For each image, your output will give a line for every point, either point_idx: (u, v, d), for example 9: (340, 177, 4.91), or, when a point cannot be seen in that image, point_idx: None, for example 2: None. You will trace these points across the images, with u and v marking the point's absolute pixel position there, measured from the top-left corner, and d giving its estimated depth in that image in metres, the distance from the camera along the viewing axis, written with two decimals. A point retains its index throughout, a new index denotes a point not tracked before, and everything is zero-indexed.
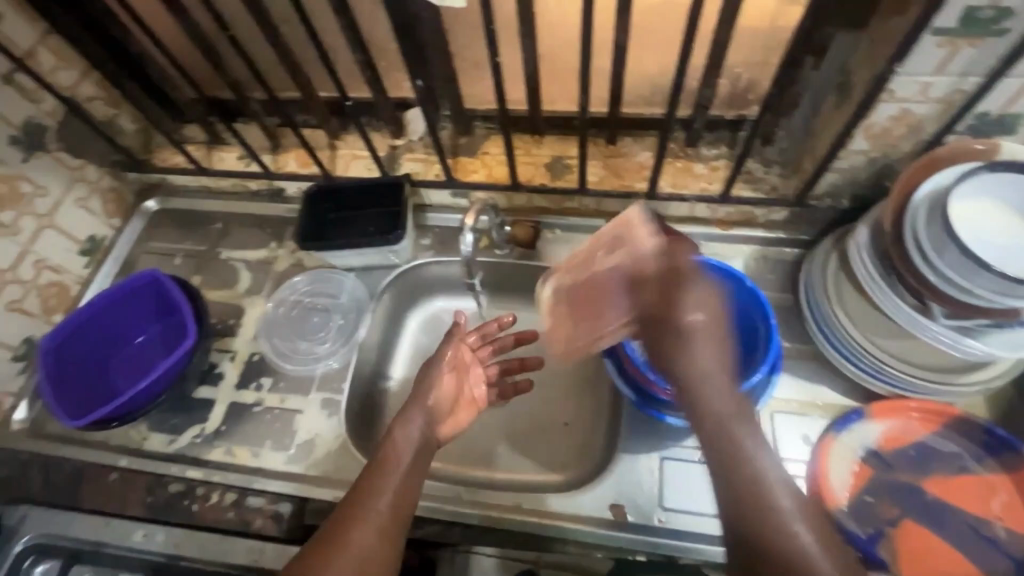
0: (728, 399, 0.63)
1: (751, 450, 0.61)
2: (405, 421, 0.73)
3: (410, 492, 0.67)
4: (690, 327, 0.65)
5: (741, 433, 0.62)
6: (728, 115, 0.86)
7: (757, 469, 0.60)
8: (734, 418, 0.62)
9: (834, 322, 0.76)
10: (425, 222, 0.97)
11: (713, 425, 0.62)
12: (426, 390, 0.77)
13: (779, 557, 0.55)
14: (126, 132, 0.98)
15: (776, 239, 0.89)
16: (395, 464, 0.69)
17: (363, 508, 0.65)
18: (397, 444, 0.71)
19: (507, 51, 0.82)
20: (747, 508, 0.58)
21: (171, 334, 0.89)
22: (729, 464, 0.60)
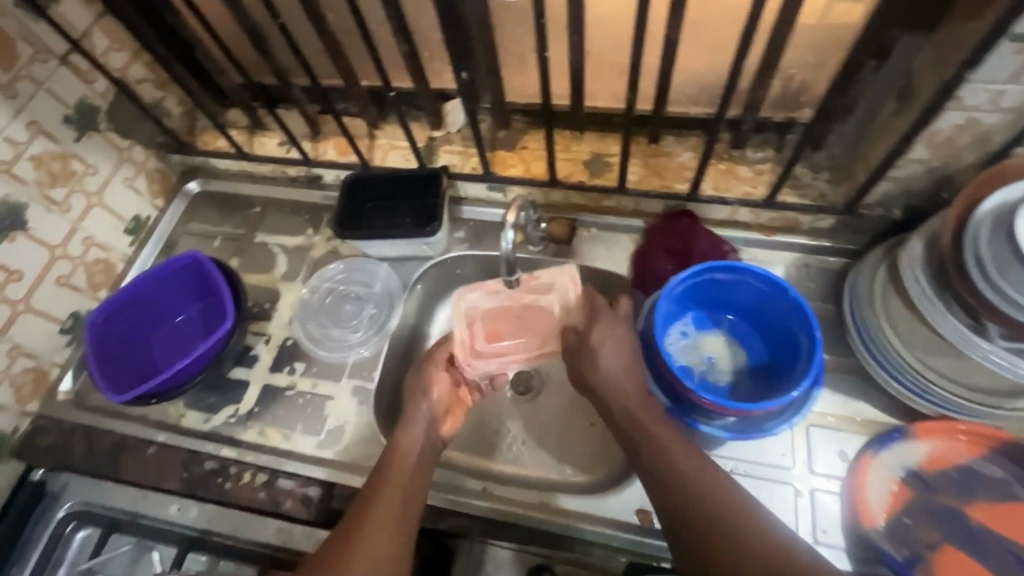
0: (653, 424, 0.68)
1: (687, 466, 0.65)
2: (411, 424, 0.73)
3: (416, 492, 0.67)
4: (593, 353, 0.73)
5: (675, 452, 0.65)
6: (777, 117, 0.83)
7: (694, 482, 0.63)
8: (664, 437, 0.67)
9: (881, 337, 0.73)
10: (460, 214, 0.97)
11: (646, 447, 0.67)
12: (425, 392, 0.76)
13: (715, 550, 0.60)
14: (172, 115, 1.00)
15: (820, 248, 0.86)
16: (404, 465, 0.69)
17: (378, 507, 0.65)
18: (401, 446, 0.71)
19: (553, 45, 0.81)
20: (688, 520, 0.62)
21: (210, 315, 0.91)
22: (668, 482, 0.64)
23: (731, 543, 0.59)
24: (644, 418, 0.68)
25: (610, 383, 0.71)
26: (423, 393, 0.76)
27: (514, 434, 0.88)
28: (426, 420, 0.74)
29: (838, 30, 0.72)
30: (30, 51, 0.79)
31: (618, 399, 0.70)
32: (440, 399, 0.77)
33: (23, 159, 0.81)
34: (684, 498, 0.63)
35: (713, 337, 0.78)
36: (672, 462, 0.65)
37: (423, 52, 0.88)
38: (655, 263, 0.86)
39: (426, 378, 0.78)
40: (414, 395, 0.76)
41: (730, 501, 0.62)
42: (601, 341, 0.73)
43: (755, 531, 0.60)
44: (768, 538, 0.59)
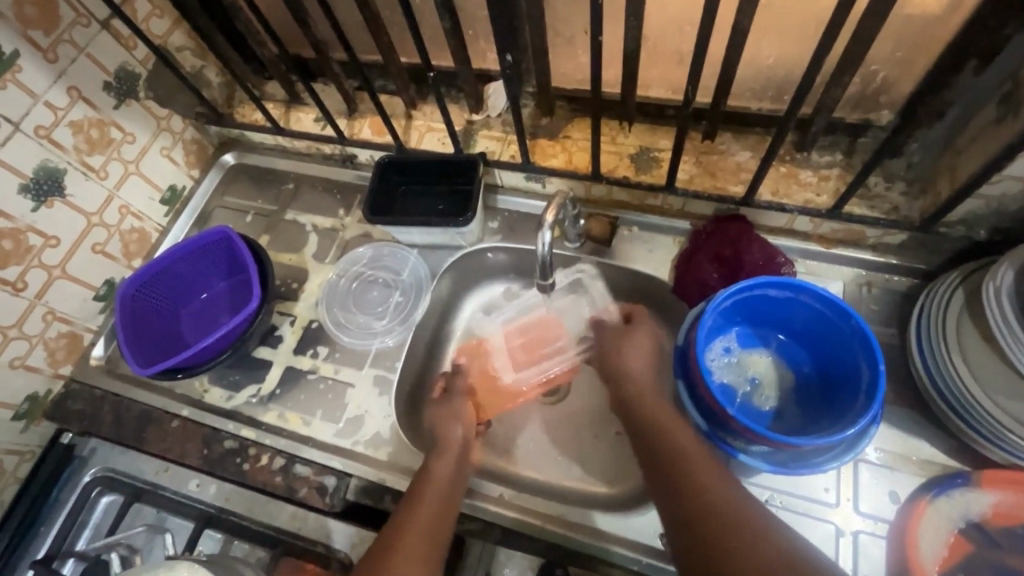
0: (669, 426, 0.63)
1: (701, 471, 0.59)
2: (445, 452, 0.70)
3: (444, 526, 0.63)
4: (625, 350, 0.72)
5: (692, 456, 0.60)
6: (850, 118, 0.76)
7: (707, 488, 0.57)
8: (678, 439, 0.62)
9: (950, 372, 0.66)
10: (496, 204, 0.93)
11: (659, 448, 0.62)
12: (452, 418, 0.73)
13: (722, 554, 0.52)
14: (211, 85, 0.98)
15: (886, 265, 0.79)
16: (436, 497, 0.65)
17: (407, 539, 0.60)
18: (433, 476, 0.67)
19: (609, 28, 0.76)
20: (694, 527, 0.55)
21: (238, 294, 0.91)
22: (678, 486, 0.58)
23: (740, 557, 0.52)
24: (662, 421, 0.64)
25: (634, 381, 0.69)
26: (454, 417, 0.73)
27: (536, 438, 0.85)
28: (459, 448, 0.70)
29: (936, 23, 0.63)
30: (72, 15, 0.78)
31: (639, 397, 0.68)
32: (465, 432, 0.72)
33: (63, 125, 0.80)
34: (693, 504, 0.57)
35: (759, 356, 0.73)
36: (683, 466, 0.59)
37: (467, 30, 0.84)
38: (699, 270, 0.79)
39: (451, 405, 0.75)
40: (442, 420, 0.73)
41: (747, 512, 0.55)
42: (634, 341, 0.72)
43: (772, 548, 0.52)
44: (787, 557, 0.51)
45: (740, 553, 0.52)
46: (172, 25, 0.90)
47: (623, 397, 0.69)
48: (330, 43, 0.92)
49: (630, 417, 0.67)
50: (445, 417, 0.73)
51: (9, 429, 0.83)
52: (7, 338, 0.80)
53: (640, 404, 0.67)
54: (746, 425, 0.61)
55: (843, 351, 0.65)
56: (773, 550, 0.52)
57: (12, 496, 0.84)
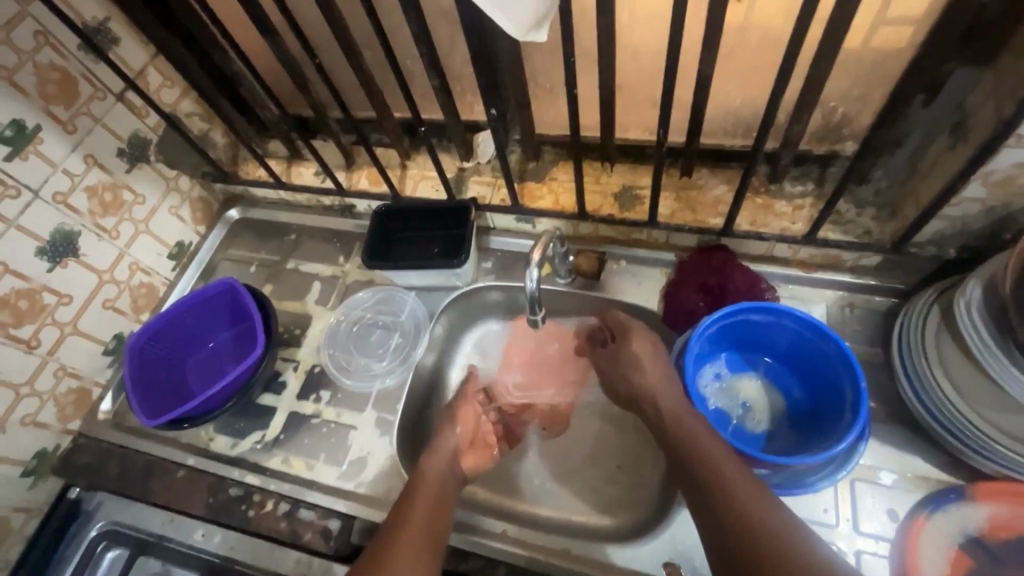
0: (699, 434, 0.61)
1: (734, 477, 0.57)
2: (434, 453, 0.74)
3: (441, 514, 0.66)
4: (631, 362, 0.71)
5: (723, 465, 0.58)
6: (817, 149, 0.81)
7: (744, 504, 0.55)
8: (708, 445, 0.60)
9: (934, 389, 0.68)
10: (488, 244, 0.97)
11: (690, 456, 0.60)
12: (450, 423, 0.79)
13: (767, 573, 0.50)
14: (217, 146, 1.05)
15: (864, 286, 0.82)
16: (428, 491, 0.68)
17: (407, 530, 0.62)
18: (424, 472, 0.71)
19: (585, 80, 0.81)
20: (731, 540, 0.53)
21: (242, 342, 0.93)
22: (711, 502, 0.56)
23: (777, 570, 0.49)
24: (694, 430, 0.62)
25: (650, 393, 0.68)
26: (446, 426, 0.79)
27: (538, 471, 0.85)
28: (451, 451, 0.75)
29: (887, 61, 0.69)
30: (90, 90, 0.85)
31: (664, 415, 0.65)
32: (464, 431, 0.79)
33: (78, 190, 0.86)
34: (730, 513, 0.55)
35: (749, 380, 0.74)
36: (715, 475, 0.57)
37: (455, 87, 0.90)
38: (687, 299, 0.84)
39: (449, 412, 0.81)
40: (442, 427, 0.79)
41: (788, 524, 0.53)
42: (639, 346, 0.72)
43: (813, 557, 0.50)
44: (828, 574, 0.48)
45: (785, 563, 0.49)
46: (182, 94, 0.96)
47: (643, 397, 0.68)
48: (328, 103, 0.98)
49: (660, 429, 0.65)
50: (444, 424, 0.79)
51: (18, 486, 0.84)
52: (19, 395, 0.83)
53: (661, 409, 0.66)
54: (738, 449, 0.62)
55: (827, 370, 0.67)
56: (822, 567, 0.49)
57: (17, 555, 0.84)
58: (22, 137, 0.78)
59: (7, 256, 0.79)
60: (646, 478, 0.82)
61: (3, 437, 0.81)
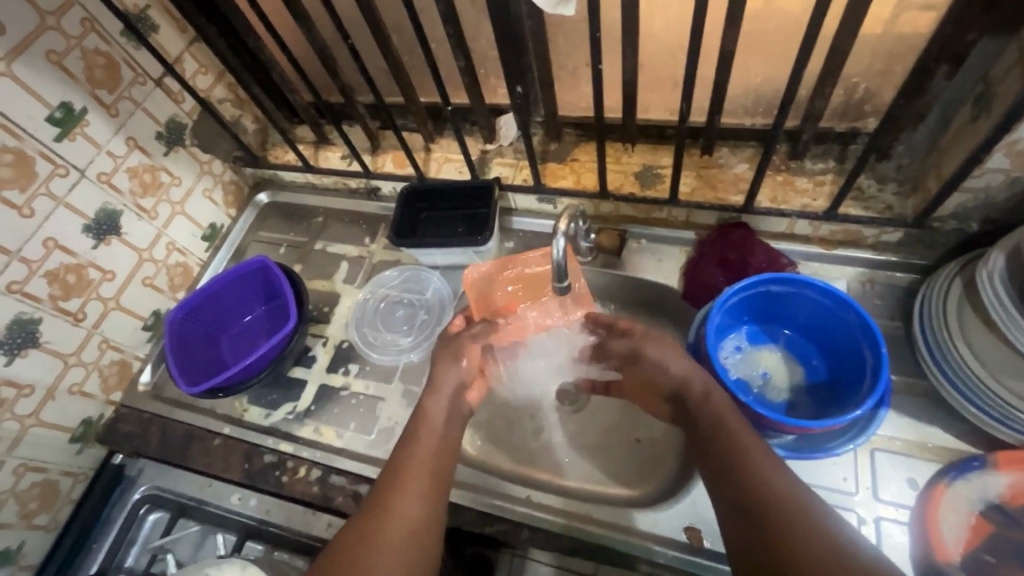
0: (720, 413, 0.63)
1: (759, 465, 0.58)
2: (437, 391, 0.72)
3: (444, 458, 0.67)
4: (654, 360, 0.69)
5: (748, 451, 0.59)
6: (839, 127, 0.82)
7: (762, 477, 0.57)
8: (736, 432, 0.61)
9: (956, 360, 0.68)
10: (511, 225, 1.00)
11: (712, 433, 0.62)
12: (455, 357, 0.74)
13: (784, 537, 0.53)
14: (247, 131, 1.08)
15: (885, 262, 0.82)
16: (430, 436, 0.68)
17: (408, 479, 0.64)
18: (426, 415, 0.70)
19: (608, 61, 0.83)
20: (754, 521, 0.56)
21: (274, 318, 0.97)
22: (731, 474, 0.59)
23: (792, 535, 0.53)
24: (713, 408, 0.64)
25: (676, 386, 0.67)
26: (451, 359, 0.74)
27: (560, 443, 0.88)
28: (453, 388, 0.72)
29: (911, 36, 0.69)
30: (131, 75, 0.88)
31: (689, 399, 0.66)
32: (468, 368, 0.75)
33: (121, 171, 0.90)
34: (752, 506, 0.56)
35: (769, 352, 0.76)
36: (735, 454, 0.60)
37: (479, 70, 0.92)
38: (706, 274, 0.85)
39: (453, 345, 0.75)
40: (441, 360, 0.74)
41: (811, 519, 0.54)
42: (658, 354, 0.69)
43: (828, 542, 0.52)
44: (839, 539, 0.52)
45: (802, 560, 0.51)
46: (215, 79, 1.00)
47: (680, 388, 0.67)
48: (356, 87, 1.01)
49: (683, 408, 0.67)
50: (446, 356, 0.74)
51: (66, 452, 0.88)
52: (67, 365, 0.87)
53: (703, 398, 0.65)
54: (757, 412, 0.64)
55: (846, 339, 0.69)
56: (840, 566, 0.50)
57: (65, 517, 0.89)
58: (70, 119, 0.82)
59: (56, 232, 0.83)
60: (665, 450, 0.84)
61: (53, 404, 0.86)
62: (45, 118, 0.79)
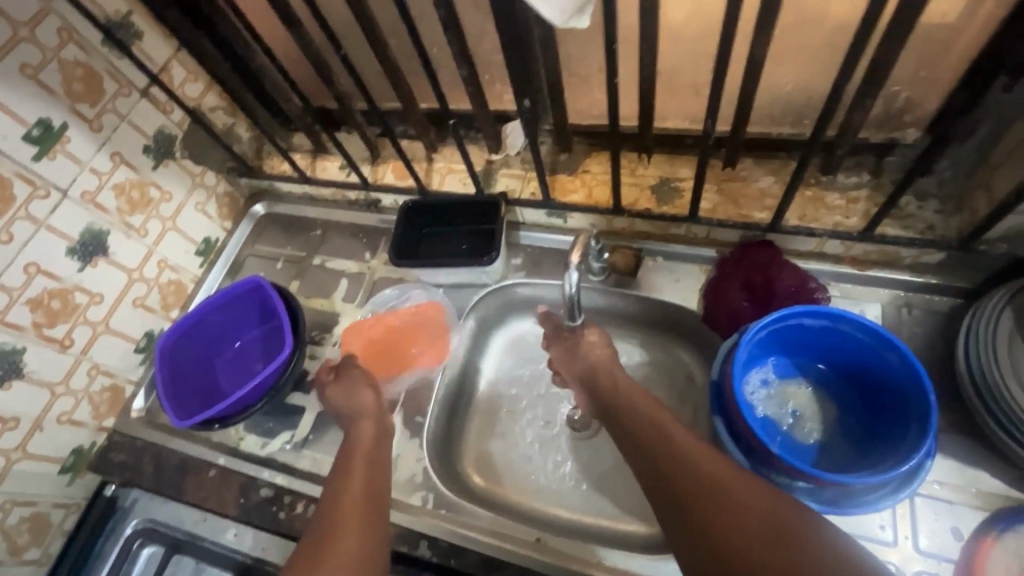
0: (644, 407, 0.67)
1: (690, 449, 0.61)
2: (361, 418, 0.76)
3: (378, 488, 0.69)
4: (585, 346, 0.75)
5: (677, 438, 0.62)
6: (876, 137, 0.74)
7: (694, 460, 0.59)
8: (667, 425, 0.64)
9: (1004, 398, 0.63)
10: (518, 240, 0.94)
11: (643, 428, 0.65)
12: (353, 389, 0.80)
13: (714, 516, 0.55)
14: (242, 140, 1.03)
15: (925, 285, 0.76)
16: (360, 467, 0.71)
17: (345, 505, 0.66)
18: (356, 442, 0.74)
19: (624, 68, 0.76)
20: (687, 505, 0.57)
21: (269, 342, 0.92)
22: (662, 461, 0.61)
23: (727, 516, 0.54)
24: (639, 403, 0.68)
25: (605, 372, 0.72)
26: (359, 387, 0.80)
27: (569, 477, 0.82)
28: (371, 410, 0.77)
29: (962, 40, 0.62)
30: (115, 86, 0.83)
31: (616, 386, 0.70)
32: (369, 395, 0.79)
33: (107, 188, 0.85)
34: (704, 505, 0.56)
35: (798, 387, 0.70)
36: (668, 442, 0.62)
37: (484, 76, 0.86)
38: (729, 297, 0.79)
39: (351, 376, 0.81)
40: (342, 392, 0.80)
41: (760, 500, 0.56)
42: (594, 341, 0.75)
43: (762, 515, 0.54)
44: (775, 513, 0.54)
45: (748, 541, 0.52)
46: (206, 88, 0.94)
47: (602, 388, 0.71)
48: (353, 94, 0.96)
49: (608, 406, 0.70)
50: (352, 389, 0.80)
51: (56, 484, 0.85)
52: (55, 395, 0.83)
53: (629, 402, 0.69)
54: (790, 463, 0.59)
55: (886, 378, 0.63)
56: (799, 540, 0.51)
57: (59, 549, 0.86)
58: (49, 137, 0.77)
59: (38, 257, 0.79)
60: None
61: (41, 436, 0.82)
62: (22, 136, 0.75)
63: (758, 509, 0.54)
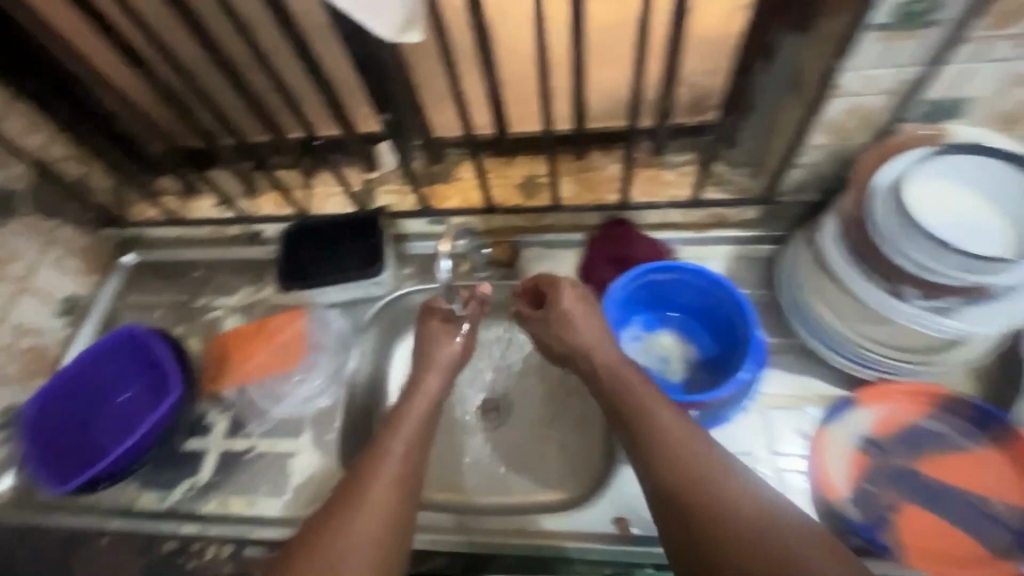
0: (637, 389, 0.64)
1: (682, 448, 0.59)
2: (433, 368, 0.74)
3: (418, 454, 0.67)
4: (563, 318, 0.71)
5: (670, 435, 0.60)
6: (691, 121, 0.86)
7: (685, 460, 0.58)
8: (659, 416, 0.61)
9: (816, 316, 0.76)
10: (405, 251, 0.98)
11: (632, 417, 0.62)
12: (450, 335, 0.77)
13: (699, 517, 0.55)
14: (99, 189, 0.96)
15: (750, 237, 0.91)
16: (411, 422, 0.69)
17: (382, 468, 0.64)
18: (423, 390, 0.72)
19: (470, 81, 0.85)
20: (675, 501, 0.57)
21: (155, 389, 0.87)
22: (654, 456, 0.59)
23: (709, 517, 0.54)
24: (630, 384, 0.65)
25: (590, 349, 0.69)
26: (445, 336, 0.76)
27: (485, 463, 0.87)
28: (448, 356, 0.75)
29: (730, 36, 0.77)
30: None
31: (604, 367, 0.67)
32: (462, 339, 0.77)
33: None
34: (691, 507, 0.55)
35: (664, 336, 0.81)
36: (659, 435, 0.60)
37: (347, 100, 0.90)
38: (600, 272, 0.88)
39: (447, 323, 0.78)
40: (437, 339, 0.76)
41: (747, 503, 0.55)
42: (577, 310, 0.70)
43: (741, 521, 0.54)
44: (755, 520, 0.53)
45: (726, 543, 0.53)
46: (51, 138, 0.88)
47: (594, 367, 0.68)
48: None
49: (598, 384, 0.67)
50: (439, 336, 0.76)
51: None
52: None
53: (626, 385, 0.65)
54: None
55: (721, 312, 0.76)
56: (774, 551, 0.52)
57: None
58: None
59: None
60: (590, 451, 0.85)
61: None
62: None
63: (751, 526, 0.53)
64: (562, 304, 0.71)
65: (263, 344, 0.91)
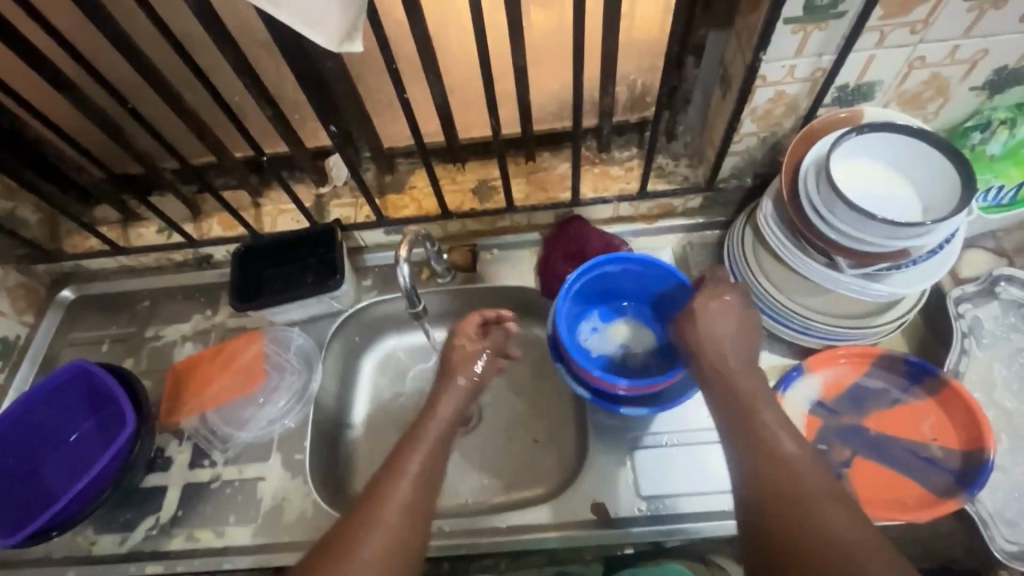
0: (748, 392, 0.61)
1: (790, 459, 0.55)
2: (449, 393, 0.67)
3: (436, 473, 0.62)
4: (694, 312, 0.67)
5: (777, 445, 0.56)
6: (632, 118, 0.92)
7: (791, 472, 0.55)
8: (765, 423, 0.58)
9: (760, 292, 0.81)
10: (363, 263, 0.97)
11: (735, 417, 0.60)
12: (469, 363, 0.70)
13: (790, 533, 0.52)
14: (29, 224, 0.93)
15: (698, 224, 0.96)
16: (428, 445, 0.63)
17: (397, 481, 0.59)
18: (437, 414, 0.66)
19: (416, 90, 0.86)
20: (766, 510, 0.54)
21: (109, 427, 0.83)
22: (756, 461, 0.56)
23: (801, 534, 0.51)
24: (742, 387, 0.61)
25: (716, 346, 0.65)
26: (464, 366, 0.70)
27: (461, 467, 0.87)
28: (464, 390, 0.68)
29: (661, 36, 0.82)
30: None
31: (717, 365, 0.64)
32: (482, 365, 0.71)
33: None
34: (770, 493, 0.54)
35: (622, 325, 0.84)
36: (763, 441, 0.57)
37: (293, 115, 0.89)
38: (558, 268, 0.90)
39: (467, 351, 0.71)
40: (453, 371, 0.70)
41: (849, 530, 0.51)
42: (712, 308, 0.66)
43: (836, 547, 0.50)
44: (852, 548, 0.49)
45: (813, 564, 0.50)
46: None
47: (700, 363, 0.65)
48: (156, 153, 0.92)
49: (705, 381, 0.65)
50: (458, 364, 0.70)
51: None
52: None
53: (732, 386, 0.62)
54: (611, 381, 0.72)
55: (671, 298, 0.79)
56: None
57: None
58: None
59: None
60: (562, 443, 0.87)
61: None
62: None
63: (830, 543, 0.50)
64: (698, 300, 0.67)
65: (223, 368, 0.90)
